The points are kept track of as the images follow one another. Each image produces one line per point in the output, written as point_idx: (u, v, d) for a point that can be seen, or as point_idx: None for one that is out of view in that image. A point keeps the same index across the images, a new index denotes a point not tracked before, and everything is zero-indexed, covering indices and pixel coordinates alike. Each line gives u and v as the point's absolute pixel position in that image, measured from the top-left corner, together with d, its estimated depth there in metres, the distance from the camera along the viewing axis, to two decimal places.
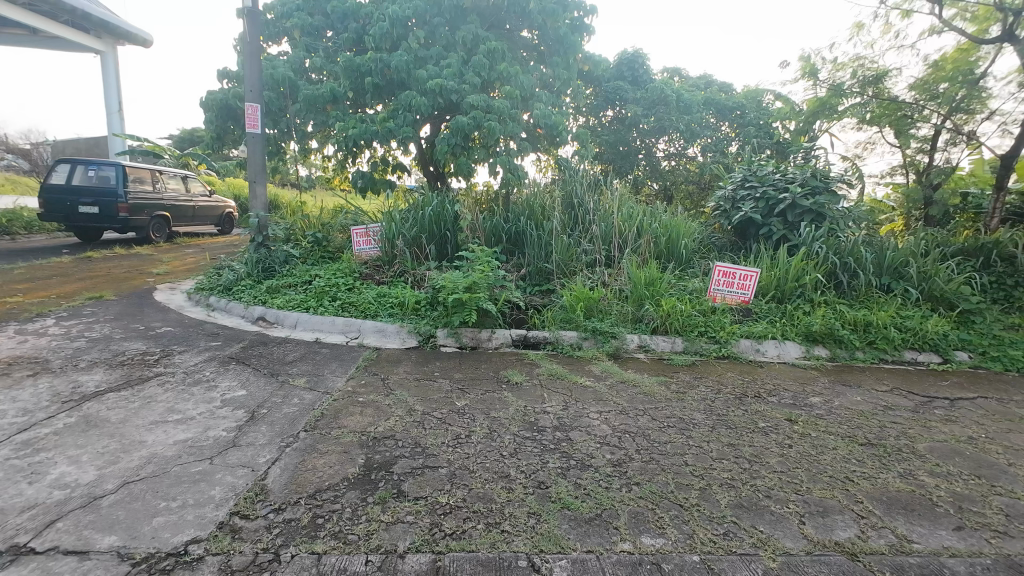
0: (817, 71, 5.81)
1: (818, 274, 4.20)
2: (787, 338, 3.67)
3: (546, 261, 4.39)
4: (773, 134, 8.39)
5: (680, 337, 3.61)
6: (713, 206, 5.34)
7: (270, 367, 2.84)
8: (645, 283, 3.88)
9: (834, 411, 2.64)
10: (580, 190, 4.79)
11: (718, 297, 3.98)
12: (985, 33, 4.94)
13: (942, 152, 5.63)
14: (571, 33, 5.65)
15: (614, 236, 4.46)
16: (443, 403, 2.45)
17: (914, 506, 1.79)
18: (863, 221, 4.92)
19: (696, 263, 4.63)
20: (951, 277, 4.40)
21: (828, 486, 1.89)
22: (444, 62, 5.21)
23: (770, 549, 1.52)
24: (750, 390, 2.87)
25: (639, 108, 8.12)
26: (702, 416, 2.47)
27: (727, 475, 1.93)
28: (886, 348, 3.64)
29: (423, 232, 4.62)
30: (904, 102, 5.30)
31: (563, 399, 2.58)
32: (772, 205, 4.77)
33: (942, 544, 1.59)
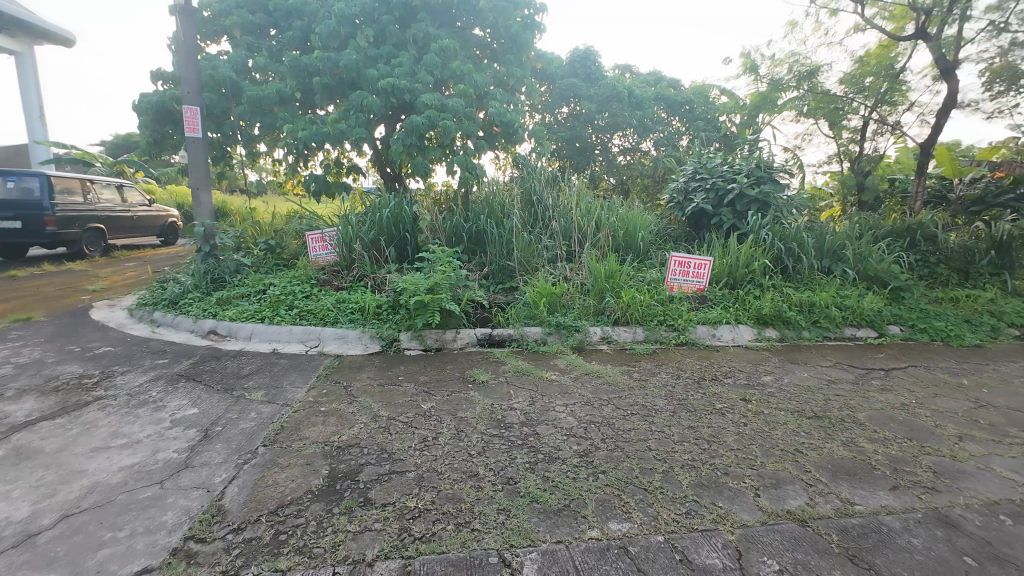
0: (757, 67, 6.12)
1: (765, 259, 4.44)
2: (740, 322, 3.85)
3: (508, 259, 4.42)
4: (720, 127, 8.68)
5: (641, 326, 3.72)
6: (667, 199, 5.54)
7: (224, 382, 2.71)
8: (605, 276, 3.97)
9: (784, 388, 2.81)
10: (539, 187, 4.84)
11: (676, 286, 4.12)
12: (902, 31, 5.37)
13: (871, 141, 6.03)
14: (523, 31, 5.70)
15: (573, 231, 4.55)
16: (408, 407, 2.42)
17: (856, 471, 1.93)
18: (804, 208, 5.23)
19: (653, 254, 4.78)
20: (883, 257, 4.76)
21: (779, 459, 2.01)
22: (396, 61, 5.11)
23: (728, 523, 1.59)
24: (708, 373, 3.00)
25: (593, 105, 8.34)
26: (664, 402, 2.56)
27: (687, 456, 2.01)
28: (829, 326, 3.89)
29: (381, 234, 4.52)
30: (835, 95, 5.67)
31: (529, 395, 2.60)
32: (722, 195, 4.98)
33: (881, 504, 1.72)
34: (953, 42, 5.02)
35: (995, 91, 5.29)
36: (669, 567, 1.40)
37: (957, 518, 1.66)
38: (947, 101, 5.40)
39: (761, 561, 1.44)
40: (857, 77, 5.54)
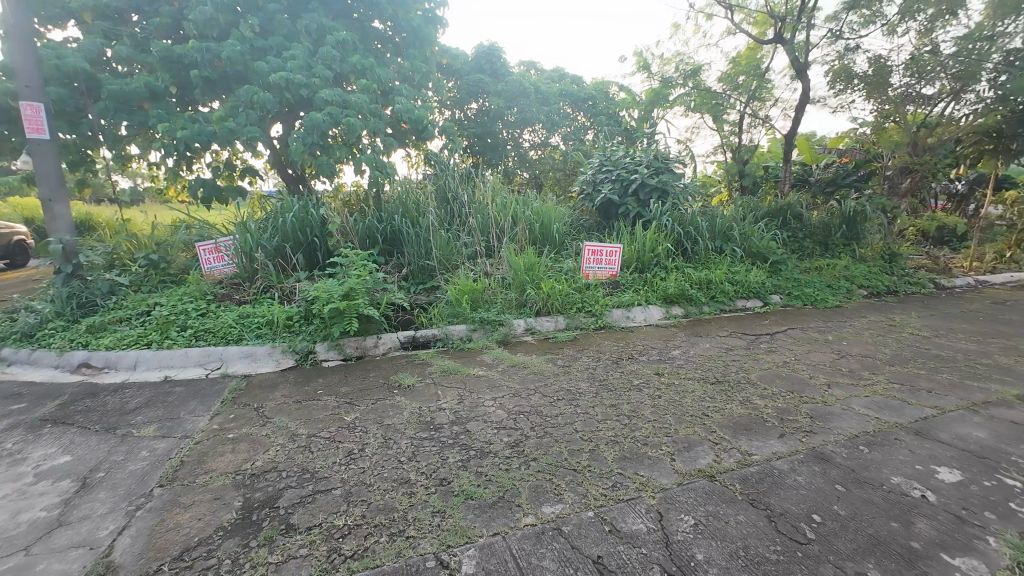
0: (648, 65, 6.62)
1: (668, 243, 4.83)
2: (650, 303, 4.16)
3: (427, 258, 4.35)
4: (620, 122, 9.23)
5: (562, 315, 3.87)
6: (578, 191, 5.80)
7: (104, 422, 2.35)
8: (524, 268, 4.05)
9: (690, 359, 3.09)
10: (453, 184, 4.80)
11: (591, 274, 4.33)
12: (764, 35, 6.07)
13: (747, 133, 6.79)
14: (425, 25, 5.58)
15: (491, 227, 4.59)
16: (330, 421, 2.29)
17: (752, 425, 2.19)
18: (697, 195, 5.76)
19: (569, 245, 4.98)
20: (763, 235, 5.40)
21: (690, 424, 2.21)
22: (287, 53, 4.73)
23: (650, 489, 1.72)
24: (625, 353, 3.21)
25: (501, 100, 8.45)
26: (587, 384, 2.69)
27: (611, 433, 2.13)
28: (724, 299, 4.33)
29: (286, 240, 4.20)
30: (715, 92, 6.31)
31: (458, 393, 2.59)
32: (627, 185, 5.31)
33: (773, 451, 1.97)
34: (803, 46, 5.83)
35: (838, 89, 6.22)
36: (600, 539, 1.48)
37: (829, 453, 1.95)
38: (802, 98, 6.24)
39: (680, 518, 1.57)
40: (731, 76, 6.21)
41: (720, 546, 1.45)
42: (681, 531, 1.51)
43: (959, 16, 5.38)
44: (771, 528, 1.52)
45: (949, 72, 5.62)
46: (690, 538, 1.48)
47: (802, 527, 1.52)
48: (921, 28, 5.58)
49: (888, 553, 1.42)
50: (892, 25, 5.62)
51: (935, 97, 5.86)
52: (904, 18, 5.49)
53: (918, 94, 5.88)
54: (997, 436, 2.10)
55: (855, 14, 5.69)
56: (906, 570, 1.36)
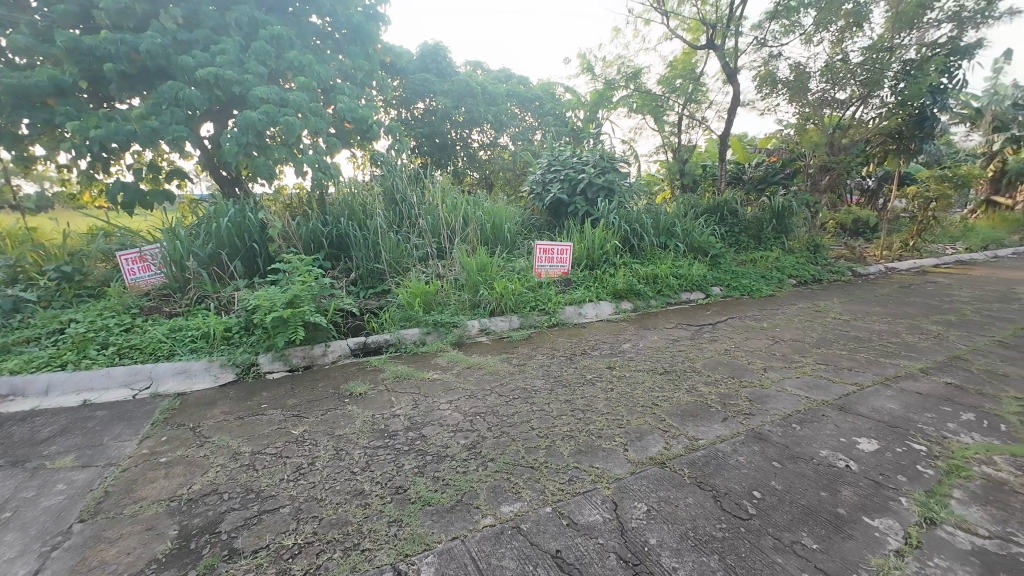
0: (592, 67, 6.81)
1: (616, 240, 4.98)
2: (601, 299, 4.27)
3: (377, 261, 4.25)
4: (566, 123, 9.43)
5: (515, 313, 3.90)
6: (528, 191, 5.86)
7: (11, 455, 2.11)
8: (476, 269, 4.04)
9: (640, 351, 3.21)
10: (402, 185, 4.71)
11: (543, 272, 4.38)
12: (698, 41, 6.40)
13: (686, 133, 7.15)
14: (366, 22, 5.42)
15: (442, 228, 4.54)
16: (276, 436, 2.17)
17: (698, 412, 2.30)
18: (641, 193, 5.99)
19: (520, 244, 5.03)
20: (703, 231, 5.70)
21: (641, 414, 2.29)
22: (216, 48, 4.43)
23: (605, 480, 1.77)
24: (578, 349, 3.28)
25: (448, 100, 8.38)
26: (542, 381, 2.73)
27: (566, 428, 2.17)
28: (669, 293, 4.53)
29: (221, 246, 3.94)
30: (655, 94, 6.61)
31: (412, 398, 2.54)
32: (575, 184, 5.43)
33: (716, 435, 2.08)
34: (732, 53, 6.21)
35: (765, 93, 6.68)
36: (558, 533, 1.50)
37: (766, 433, 2.09)
38: (734, 101, 6.65)
39: (633, 506, 1.63)
40: (669, 79, 6.51)
41: (671, 529, 1.52)
42: (634, 518, 1.57)
43: (864, 29, 5.92)
44: (716, 507, 1.61)
45: (857, 79, 6.13)
46: (643, 524, 1.54)
47: (744, 504, 1.62)
48: (834, 38, 6.09)
49: (818, 520, 1.54)
50: (809, 35, 6.10)
51: (846, 102, 6.41)
52: (819, 29, 5.98)
53: (833, 99, 6.42)
54: (906, 406, 2.34)
55: (777, 23, 6.12)
56: (834, 535, 1.48)
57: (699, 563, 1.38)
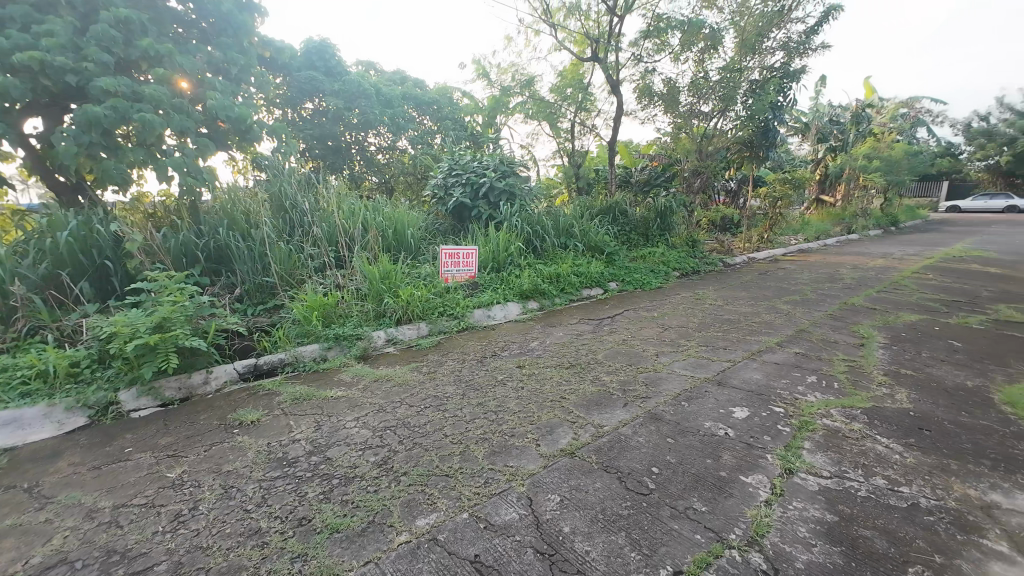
0: (487, 73, 6.94)
1: (519, 243, 5.14)
2: (508, 300, 4.36)
3: (266, 275, 3.88)
4: (465, 127, 9.52)
5: (423, 321, 3.82)
6: (430, 195, 5.78)
7: None
8: (379, 277, 3.90)
9: (546, 348, 3.34)
10: (292, 191, 4.36)
11: (450, 277, 4.38)
12: (584, 54, 6.83)
13: (579, 140, 7.62)
14: (237, 11, 4.89)
15: (339, 235, 4.29)
16: (147, 483, 1.87)
17: (601, 400, 2.46)
18: (541, 196, 6.24)
19: (425, 250, 4.94)
20: (598, 231, 6.11)
21: (551, 408, 2.38)
22: (40, 28, 3.70)
23: (519, 478, 1.81)
24: (488, 351, 3.32)
25: (339, 101, 7.97)
26: (453, 387, 2.71)
27: (480, 431, 2.18)
28: (572, 290, 4.78)
29: (61, 265, 3.29)
30: (548, 102, 6.96)
31: (314, 420, 2.36)
32: (477, 188, 5.47)
33: (619, 420, 2.24)
34: (614, 66, 6.76)
35: (644, 104, 7.37)
36: (475, 538, 1.50)
37: (660, 413, 2.30)
38: (618, 110, 7.24)
39: (547, 498, 1.68)
40: (561, 88, 6.87)
41: (582, 514, 1.60)
42: (548, 510, 1.62)
43: (719, 51, 6.81)
44: (621, 487, 1.73)
45: (716, 95, 7.03)
46: (557, 515, 1.60)
47: (645, 481, 1.77)
48: (696, 58, 6.92)
49: (705, 485, 1.73)
50: (676, 54, 6.86)
51: (709, 114, 7.31)
52: (684, 49, 6.75)
53: (699, 111, 7.29)
54: (767, 375, 2.74)
55: (649, 42, 6.78)
56: (718, 495, 1.68)
57: (609, 542, 1.47)
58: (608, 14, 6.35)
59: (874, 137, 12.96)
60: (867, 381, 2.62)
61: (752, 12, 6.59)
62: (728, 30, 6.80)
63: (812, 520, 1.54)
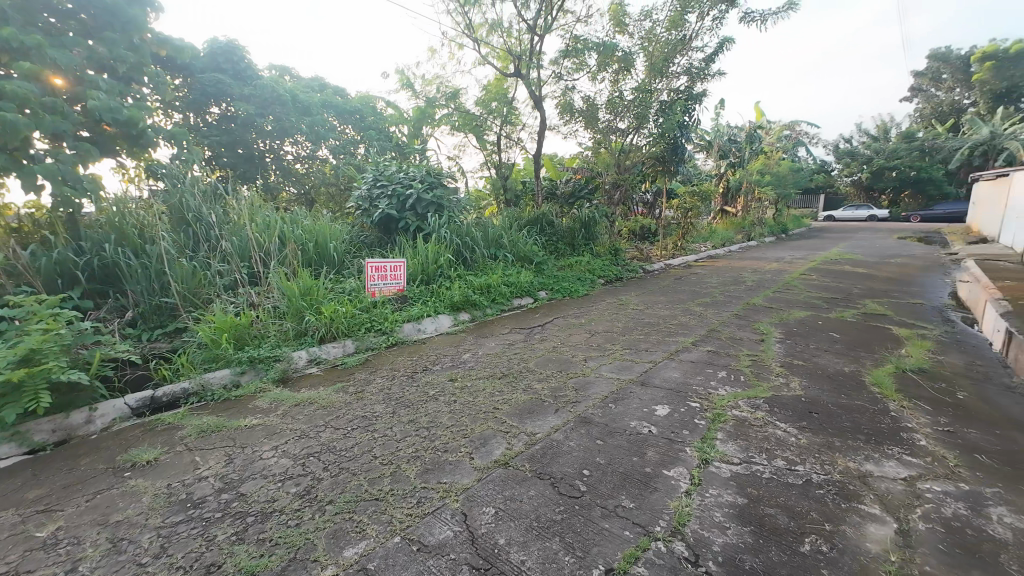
0: (411, 83, 6.87)
1: (449, 255, 5.11)
2: (439, 313, 4.30)
3: (164, 295, 3.48)
4: (390, 137, 9.33)
5: (349, 338, 3.64)
6: (354, 207, 5.56)
7: None
8: (299, 294, 3.66)
9: (479, 359, 3.34)
10: (196, 202, 3.95)
11: (377, 291, 4.23)
12: (507, 69, 6.99)
13: (505, 152, 7.77)
14: (127, 3, 4.06)
15: (252, 250, 3.98)
16: (10, 547, 1.58)
17: (533, 408, 2.49)
18: (470, 207, 6.26)
19: (350, 264, 4.74)
20: (526, 241, 6.26)
21: (484, 420, 2.37)
22: None
23: (453, 494, 1.77)
24: (419, 365, 3.24)
25: (250, 106, 7.43)
26: (383, 405, 2.61)
27: (411, 449, 2.12)
28: (503, 300, 4.82)
29: None
30: (474, 115, 7.04)
31: (225, 453, 2.14)
32: (404, 200, 5.35)
33: (551, 427, 2.28)
34: (536, 83, 7.00)
35: (566, 119, 7.70)
36: (408, 562, 1.44)
37: (590, 416, 2.38)
38: (542, 125, 7.50)
39: (482, 512, 1.67)
40: (486, 101, 6.99)
41: (517, 525, 1.60)
42: (483, 524, 1.60)
43: (631, 73, 7.32)
44: (554, 493, 1.76)
45: (631, 113, 7.53)
46: (492, 528, 1.58)
47: (576, 484, 1.82)
48: (612, 78, 7.38)
49: (633, 482, 1.82)
50: (594, 74, 7.26)
51: (626, 131, 7.81)
52: (600, 69, 7.17)
53: (615, 127, 7.77)
54: (684, 373, 2.94)
55: (569, 61, 7.13)
56: (644, 491, 1.77)
57: (543, 549, 1.48)
58: (529, 33, 6.58)
59: (765, 155, 14.61)
60: (767, 373, 2.91)
61: (658, 39, 7.18)
62: (638, 54, 7.34)
63: (725, 505, 1.67)
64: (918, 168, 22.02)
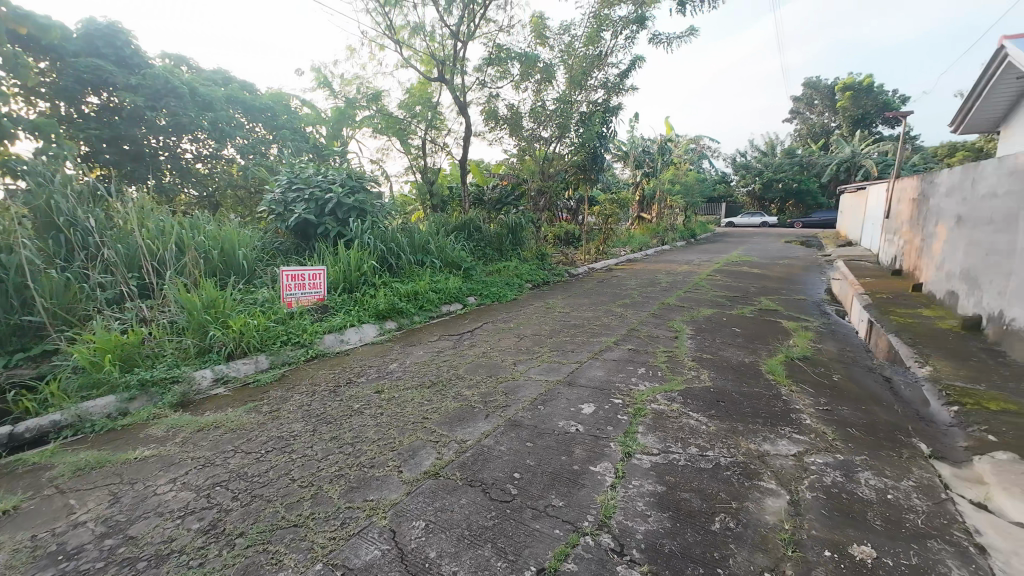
0: (328, 82, 6.54)
1: (373, 261, 4.91)
2: (363, 322, 4.12)
3: (28, 313, 2.97)
4: (306, 138, 8.79)
5: (262, 353, 3.36)
6: (266, 211, 5.15)
7: None
8: (201, 306, 3.31)
9: (407, 368, 3.25)
10: (69, 205, 3.36)
11: (293, 301, 3.95)
12: (431, 73, 6.92)
13: (431, 157, 7.67)
14: None
15: (143, 258, 3.53)
16: None
17: (464, 415, 2.47)
18: (395, 212, 6.08)
19: (262, 273, 4.39)
20: (453, 246, 6.22)
21: (412, 431, 2.31)
22: None
23: (381, 511, 1.70)
24: (343, 379, 3.07)
25: (139, 98, 6.62)
26: (302, 424, 2.43)
27: (334, 467, 2.00)
28: (431, 307, 4.74)
29: None
30: (397, 118, 6.87)
31: (110, 492, 1.87)
32: (322, 204, 5.07)
33: (481, 432, 2.28)
34: (461, 88, 7.00)
35: (490, 126, 7.79)
36: None
37: (519, 419, 2.41)
38: (467, 131, 7.52)
39: (412, 526, 1.61)
40: (409, 105, 6.85)
41: (448, 536, 1.57)
42: (413, 539, 1.55)
43: (553, 84, 7.59)
44: (486, 499, 1.76)
45: (553, 123, 7.80)
46: (422, 542, 1.54)
47: (507, 488, 1.82)
48: (534, 87, 7.59)
49: (562, 481, 1.87)
50: (517, 83, 7.43)
51: (549, 139, 8.08)
52: (523, 79, 7.35)
53: (539, 135, 7.99)
54: (608, 372, 3.09)
55: (492, 69, 7.23)
56: (573, 488, 1.82)
57: (475, 557, 1.47)
58: (452, 38, 6.57)
59: (674, 167, 15.89)
60: (680, 367, 3.15)
61: (577, 53, 7.52)
62: (559, 66, 7.64)
63: (647, 494, 1.77)
64: (798, 181, 25.21)
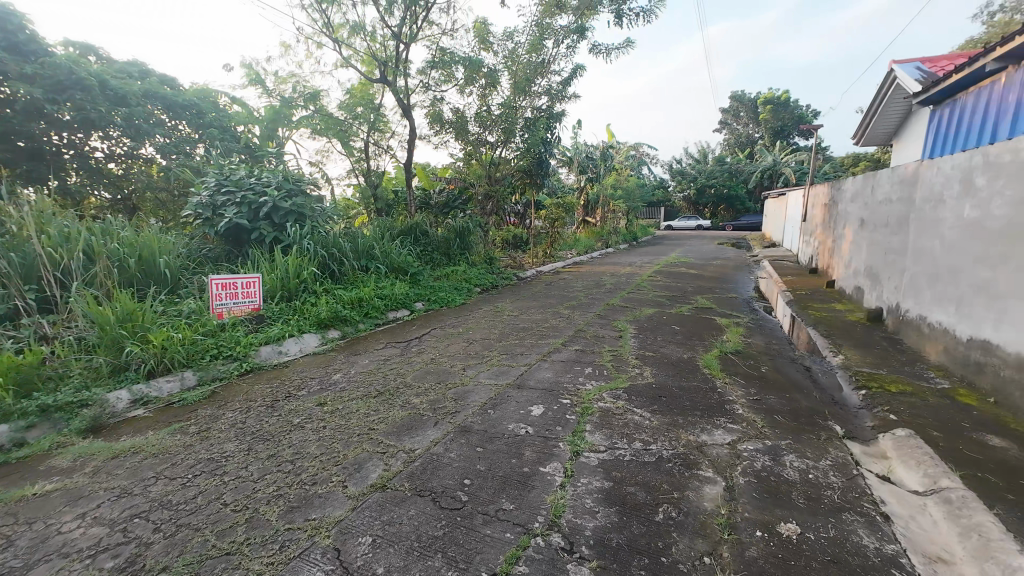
0: (261, 79, 6.18)
1: (313, 268, 4.69)
2: (304, 332, 3.92)
3: None
4: (239, 137, 8.18)
5: (189, 369, 3.10)
6: (191, 215, 4.78)
7: None
8: (116, 320, 3.00)
9: (351, 378, 3.12)
10: None
11: (224, 312, 3.69)
12: (372, 74, 6.75)
13: (374, 160, 7.46)
14: None
15: (43, 269, 3.15)
16: None
17: (412, 424, 2.41)
18: (337, 216, 5.83)
19: (187, 282, 4.06)
20: (400, 251, 6.08)
21: (357, 444, 2.22)
22: None
23: (324, 530, 1.62)
24: (281, 393, 2.89)
25: (37, 90, 5.98)
26: (235, 443, 2.27)
27: (272, 488, 1.88)
28: (376, 314, 4.60)
29: None
30: (337, 119, 6.61)
31: (2, 535, 1.64)
32: (256, 208, 4.79)
33: (430, 441, 2.23)
34: (404, 91, 6.87)
35: (436, 130, 7.71)
36: None
37: (469, 425, 2.39)
38: (411, 134, 7.39)
39: (358, 543, 1.55)
40: (350, 106, 6.62)
41: (396, 550, 1.52)
42: (359, 556, 1.49)
43: (497, 89, 7.63)
44: (436, 508, 1.72)
45: (499, 127, 7.82)
46: (369, 558, 1.48)
47: (458, 495, 1.80)
48: (480, 92, 7.60)
49: (512, 484, 1.87)
50: (461, 86, 7.41)
51: (494, 144, 8.07)
52: (468, 83, 7.34)
53: (485, 140, 7.99)
54: (556, 373, 3.14)
55: (436, 72, 7.16)
56: (523, 490, 1.83)
57: (425, 569, 1.43)
58: (393, 39, 6.45)
59: (616, 173, 16.53)
60: (625, 365, 3.27)
61: (521, 60, 7.62)
62: (503, 72, 7.70)
63: (595, 490, 1.82)
64: (728, 187, 27.05)
